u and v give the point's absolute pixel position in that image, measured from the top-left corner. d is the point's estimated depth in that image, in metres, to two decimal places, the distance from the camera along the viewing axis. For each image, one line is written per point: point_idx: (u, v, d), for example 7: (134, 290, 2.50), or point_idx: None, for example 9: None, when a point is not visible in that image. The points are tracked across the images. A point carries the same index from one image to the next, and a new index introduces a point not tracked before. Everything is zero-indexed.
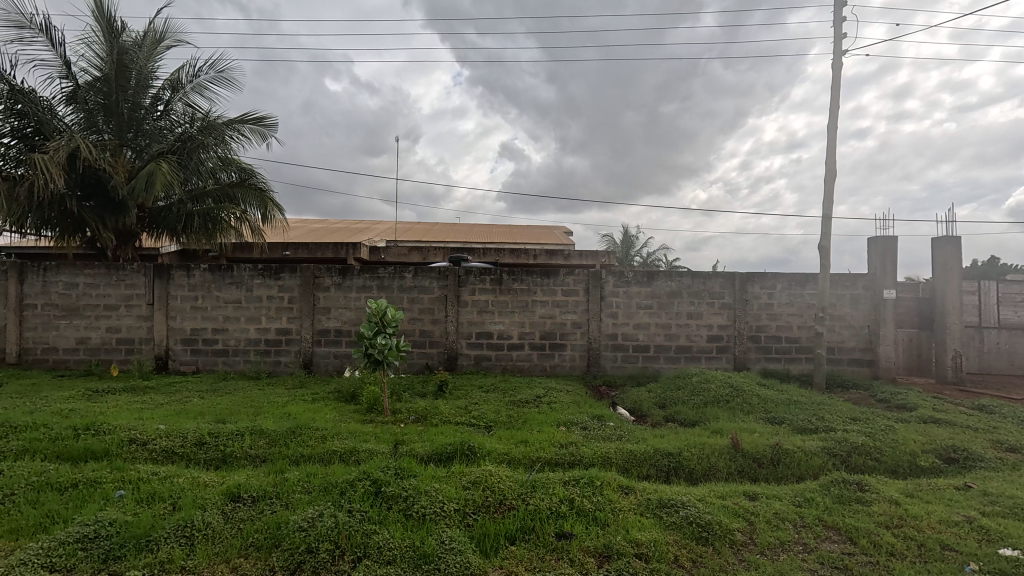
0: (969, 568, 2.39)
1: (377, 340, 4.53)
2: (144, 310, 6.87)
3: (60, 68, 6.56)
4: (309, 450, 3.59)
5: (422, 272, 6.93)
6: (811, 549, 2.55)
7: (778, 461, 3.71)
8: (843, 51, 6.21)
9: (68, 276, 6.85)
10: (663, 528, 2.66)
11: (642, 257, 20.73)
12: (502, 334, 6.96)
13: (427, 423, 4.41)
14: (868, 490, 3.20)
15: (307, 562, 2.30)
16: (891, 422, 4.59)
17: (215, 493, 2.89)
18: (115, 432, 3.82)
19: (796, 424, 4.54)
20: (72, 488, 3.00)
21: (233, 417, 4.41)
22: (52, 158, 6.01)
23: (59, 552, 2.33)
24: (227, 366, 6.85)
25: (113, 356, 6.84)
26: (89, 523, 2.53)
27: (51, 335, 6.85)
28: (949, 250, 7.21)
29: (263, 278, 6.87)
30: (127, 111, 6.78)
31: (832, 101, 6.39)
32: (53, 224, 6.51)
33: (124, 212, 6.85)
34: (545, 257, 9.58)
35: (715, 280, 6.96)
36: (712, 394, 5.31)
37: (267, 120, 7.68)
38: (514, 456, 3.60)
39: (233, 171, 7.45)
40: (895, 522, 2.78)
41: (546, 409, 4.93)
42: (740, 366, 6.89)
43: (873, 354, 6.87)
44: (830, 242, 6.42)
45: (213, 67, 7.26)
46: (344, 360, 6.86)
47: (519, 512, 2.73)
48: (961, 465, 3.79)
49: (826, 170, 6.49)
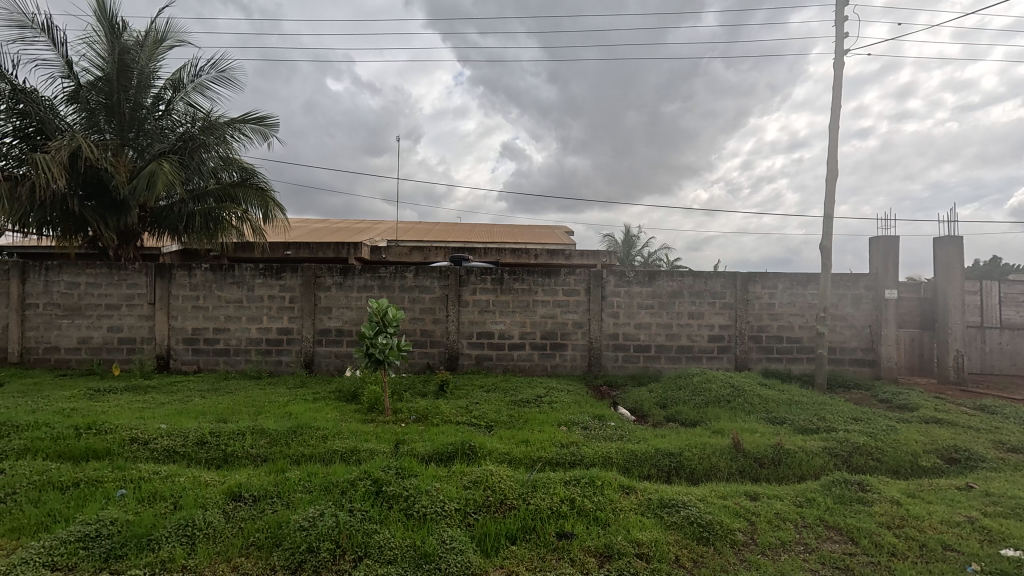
0: (970, 568, 2.38)
1: (378, 339, 4.53)
2: (146, 310, 6.88)
3: (62, 68, 6.57)
4: (310, 450, 3.60)
5: (423, 272, 6.93)
6: (812, 549, 2.55)
7: (779, 461, 3.70)
8: (844, 50, 6.20)
9: (70, 276, 6.86)
10: (664, 528, 2.65)
11: (644, 258, 20.90)
12: (503, 333, 6.96)
13: (428, 423, 4.41)
14: (869, 490, 3.19)
15: (308, 561, 2.30)
16: (893, 423, 4.58)
17: (216, 493, 2.89)
18: (117, 431, 3.83)
19: (797, 424, 4.53)
20: (74, 487, 3.00)
21: (235, 416, 4.42)
22: (53, 158, 6.03)
23: (60, 551, 2.34)
24: (228, 365, 6.86)
25: (115, 355, 6.85)
26: (91, 522, 2.54)
27: (52, 334, 6.86)
28: (951, 250, 7.19)
29: (265, 277, 6.88)
30: (128, 111, 6.79)
31: (834, 101, 6.38)
32: (55, 223, 6.53)
33: (125, 212, 6.86)
34: (546, 257, 9.58)
35: (716, 280, 6.95)
36: (713, 394, 5.30)
37: (268, 119, 7.69)
38: (515, 455, 3.60)
39: (234, 171, 7.45)
40: (896, 523, 2.78)
41: (547, 409, 4.93)
42: (741, 366, 6.89)
43: (875, 354, 6.86)
44: (831, 242, 6.41)
45: (214, 67, 7.28)
46: (345, 360, 6.87)
47: (519, 512, 2.73)
48: (963, 466, 3.78)
49: (827, 169, 6.48)
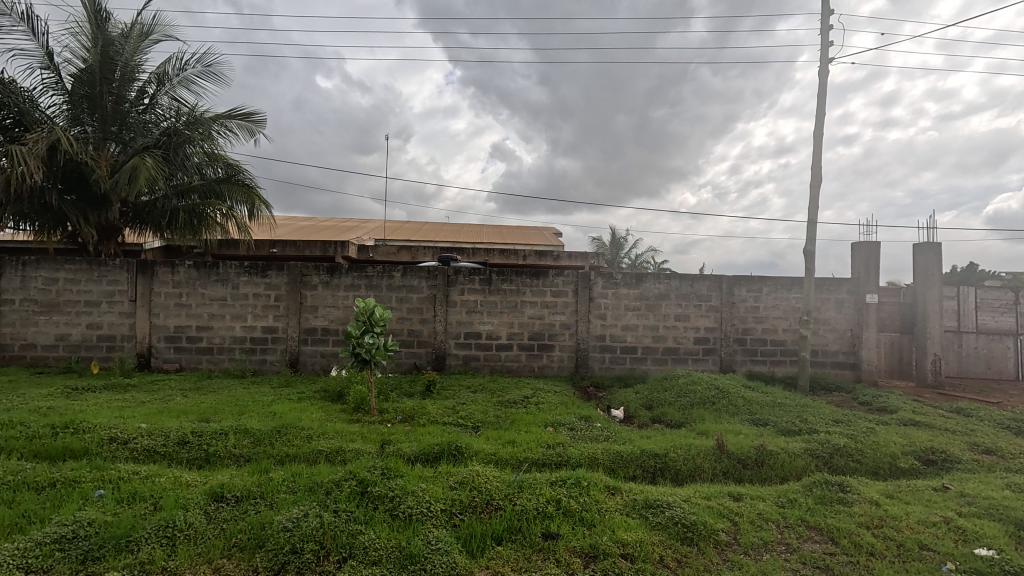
0: (946, 567, 2.44)
1: (364, 339, 4.48)
2: (127, 307, 6.74)
3: (42, 58, 6.41)
4: (294, 450, 3.56)
5: (411, 271, 6.89)
6: (793, 549, 2.59)
7: (762, 462, 3.76)
8: (829, 59, 6.33)
9: (48, 271, 6.69)
10: (649, 529, 2.67)
11: (631, 261, 21.12)
12: (491, 334, 6.95)
13: (415, 423, 4.39)
14: (850, 491, 3.25)
15: (292, 562, 2.27)
16: (872, 425, 4.68)
17: (198, 493, 2.85)
18: (95, 430, 3.74)
19: (780, 425, 4.61)
20: (50, 487, 2.93)
21: (217, 416, 4.35)
22: (31, 150, 5.87)
23: (35, 553, 2.27)
24: (211, 365, 6.75)
25: (94, 352, 6.70)
26: (67, 523, 2.48)
27: (29, 331, 6.69)
28: (930, 255, 7.40)
29: (250, 275, 6.78)
30: (111, 104, 6.65)
31: (819, 107, 6.50)
32: (32, 217, 6.38)
33: (106, 207, 6.72)
34: (534, 258, 9.58)
35: (702, 282, 7.04)
36: (698, 396, 5.37)
37: (255, 116, 7.59)
38: (502, 456, 3.60)
39: (219, 167, 7.34)
40: (875, 523, 2.84)
41: (534, 409, 4.96)
42: (725, 368, 6.97)
43: (855, 357, 6.99)
44: (815, 245, 6.52)
45: (200, 61, 7.16)
46: (331, 360, 6.80)
47: (505, 512, 2.73)
48: (939, 467, 3.88)
49: (812, 174, 6.60)
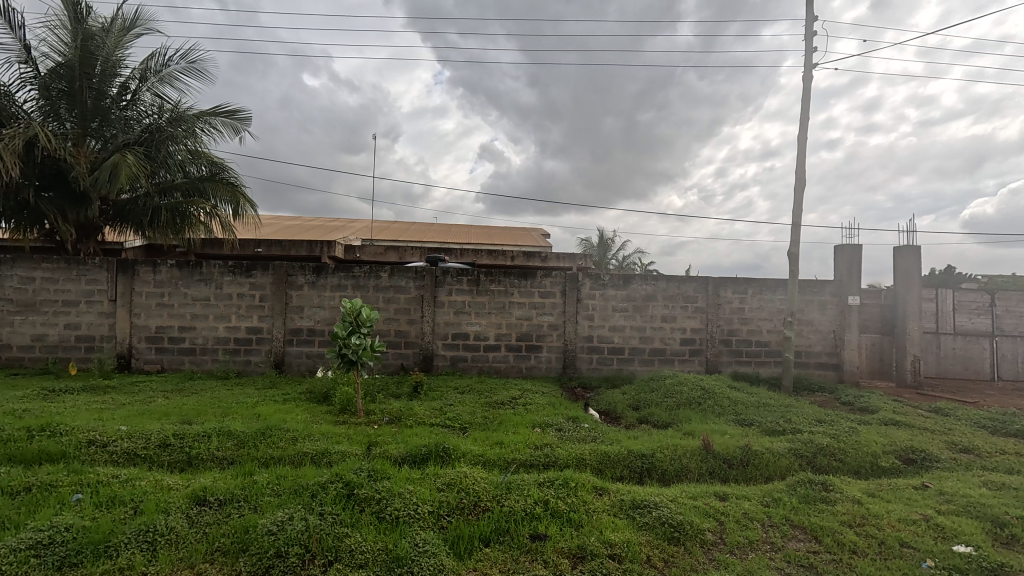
0: (926, 564, 2.48)
1: (351, 340, 4.43)
2: (106, 307, 6.59)
3: (19, 52, 6.24)
4: (279, 452, 3.51)
5: (398, 272, 6.84)
6: (779, 548, 2.62)
7: (748, 462, 3.80)
8: (813, 63, 6.44)
9: (24, 270, 6.51)
10: (637, 529, 2.68)
11: (618, 262, 21.26)
12: (479, 335, 6.94)
13: (402, 424, 4.36)
14: (833, 490, 3.29)
15: (276, 566, 2.23)
16: (854, 424, 4.77)
17: (179, 497, 2.79)
18: (73, 433, 3.65)
19: (765, 425, 4.67)
20: (25, 492, 2.85)
21: (200, 417, 4.27)
22: (7, 145, 5.70)
23: (9, 559, 2.20)
24: (194, 365, 6.62)
25: (72, 353, 6.53)
26: (44, 528, 2.41)
27: (4, 331, 6.50)
28: (910, 258, 7.56)
29: (234, 275, 6.68)
30: (91, 99, 6.49)
31: (804, 112, 6.61)
32: (8, 215, 6.21)
33: (85, 205, 6.55)
34: (523, 258, 9.59)
35: (689, 284, 7.10)
36: (684, 396, 5.42)
37: (240, 114, 7.48)
38: (489, 457, 3.58)
39: (203, 165, 7.24)
40: (857, 521, 2.88)
41: (523, 410, 4.95)
42: (711, 368, 7.04)
43: (838, 357, 7.11)
44: (799, 248, 6.62)
45: (184, 57, 7.03)
46: (317, 361, 6.71)
47: (493, 514, 2.72)
48: (919, 466, 3.95)
49: (796, 177, 6.70)
